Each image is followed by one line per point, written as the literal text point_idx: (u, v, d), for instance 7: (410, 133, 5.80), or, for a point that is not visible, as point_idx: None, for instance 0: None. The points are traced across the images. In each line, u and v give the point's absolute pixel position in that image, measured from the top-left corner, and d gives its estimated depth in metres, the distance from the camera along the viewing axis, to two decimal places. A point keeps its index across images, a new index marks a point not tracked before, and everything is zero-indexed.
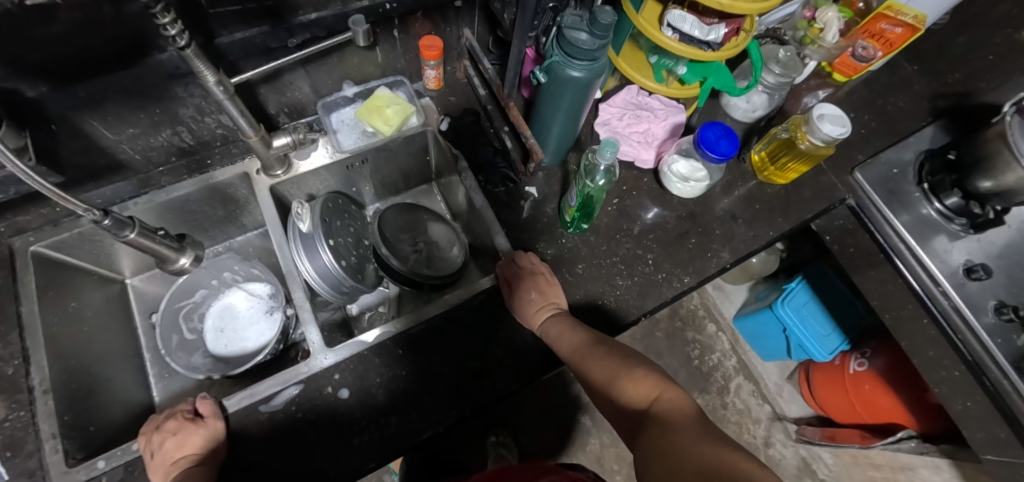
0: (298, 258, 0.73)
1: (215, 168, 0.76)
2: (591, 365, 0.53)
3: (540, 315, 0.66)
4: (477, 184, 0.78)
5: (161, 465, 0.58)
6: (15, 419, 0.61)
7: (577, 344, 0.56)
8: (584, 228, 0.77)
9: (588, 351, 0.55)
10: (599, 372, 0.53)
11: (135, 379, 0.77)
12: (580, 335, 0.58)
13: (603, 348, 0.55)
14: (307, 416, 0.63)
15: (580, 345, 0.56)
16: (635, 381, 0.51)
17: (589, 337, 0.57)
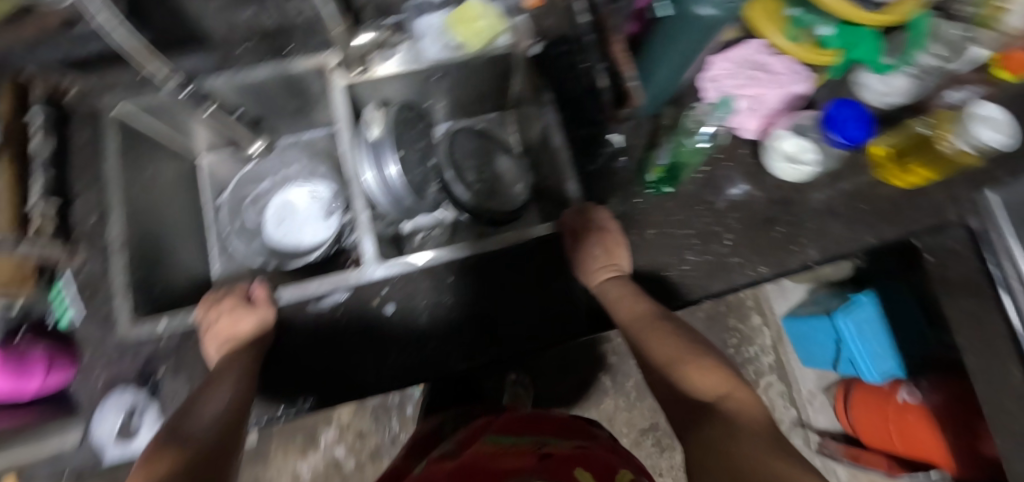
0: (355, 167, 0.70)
1: (294, 56, 0.71)
2: (653, 343, 0.51)
3: (602, 275, 0.62)
4: (559, 122, 0.72)
5: (215, 338, 0.60)
6: (94, 266, 0.65)
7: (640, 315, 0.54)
8: (667, 191, 0.71)
9: (653, 324, 0.52)
10: (662, 351, 0.51)
11: (198, 251, 0.81)
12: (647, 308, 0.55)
13: (671, 327, 0.52)
14: (351, 323, 0.64)
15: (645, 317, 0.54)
16: (701, 372, 0.48)
17: (655, 311, 0.54)
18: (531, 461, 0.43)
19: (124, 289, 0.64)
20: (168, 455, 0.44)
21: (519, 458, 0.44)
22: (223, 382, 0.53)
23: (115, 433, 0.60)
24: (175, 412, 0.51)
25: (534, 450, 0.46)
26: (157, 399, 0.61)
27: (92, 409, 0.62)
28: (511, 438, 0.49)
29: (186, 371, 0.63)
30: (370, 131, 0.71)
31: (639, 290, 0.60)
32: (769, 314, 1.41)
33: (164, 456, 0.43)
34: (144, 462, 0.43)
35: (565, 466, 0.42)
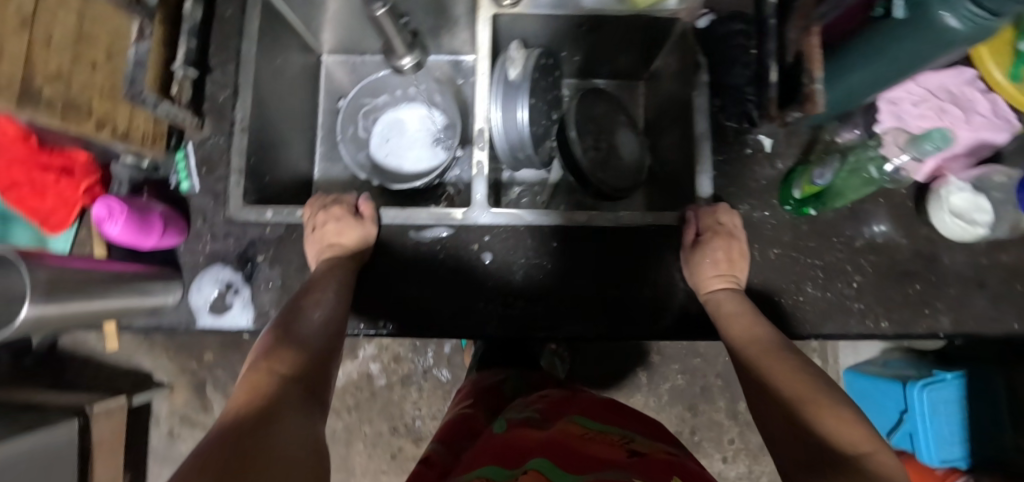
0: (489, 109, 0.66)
1: None
2: (769, 369, 0.47)
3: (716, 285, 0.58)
4: (708, 109, 0.66)
5: (316, 242, 0.60)
6: (217, 142, 0.66)
7: (757, 341, 0.50)
8: (806, 213, 0.64)
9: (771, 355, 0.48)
10: (779, 376, 0.45)
11: (305, 150, 0.81)
12: (763, 335, 0.51)
13: (786, 357, 0.47)
14: (447, 261, 0.63)
15: (763, 346, 0.49)
16: (822, 401, 0.42)
17: (774, 339, 0.50)
18: (622, 457, 0.42)
19: (239, 172, 0.64)
20: (284, 353, 0.45)
21: (609, 449, 0.43)
22: (328, 293, 0.55)
23: (210, 303, 0.64)
24: (282, 311, 0.53)
25: (622, 444, 0.44)
26: (250, 285, 0.64)
27: (192, 279, 0.65)
28: (597, 425, 0.48)
29: (282, 265, 0.64)
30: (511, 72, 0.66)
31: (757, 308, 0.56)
32: (830, 364, 1.18)
33: (284, 353, 0.45)
34: (264, 355, 0.45)
35: (660, 470, 0.40)
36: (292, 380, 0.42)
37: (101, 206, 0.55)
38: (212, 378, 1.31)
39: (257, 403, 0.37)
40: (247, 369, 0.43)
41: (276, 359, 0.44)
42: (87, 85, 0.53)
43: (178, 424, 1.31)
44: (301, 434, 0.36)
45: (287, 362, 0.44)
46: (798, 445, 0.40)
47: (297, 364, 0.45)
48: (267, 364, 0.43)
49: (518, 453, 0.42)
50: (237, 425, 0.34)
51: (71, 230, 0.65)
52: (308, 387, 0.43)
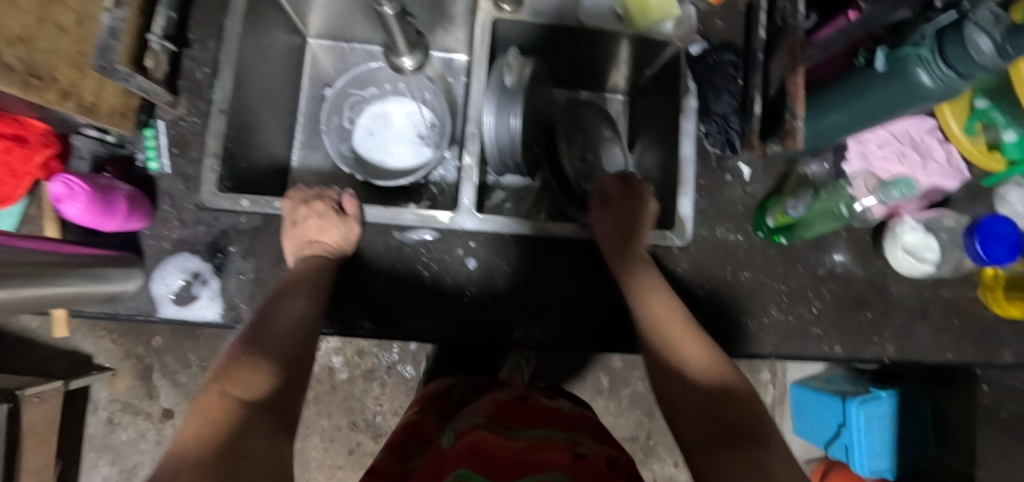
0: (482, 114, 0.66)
1: None
2: (682, 352, 0.49)
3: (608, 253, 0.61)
4: (694, 133, 0.68)
5: (295, 238, 0.58)
6: (191, 122, 0.62)
7: (678, 328, 0.51)
8: (779, 241, 0.67)
9: (684, 338, 0.50)
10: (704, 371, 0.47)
11: (283, 136, 0.78)
12: (677, 320, 0.52)
13: (698, 344, 0.50)
14: (430, 265, 0.63)
15: (676, 324, 0.52)
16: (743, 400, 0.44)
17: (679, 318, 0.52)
18: (566, 460, 0.44)
19: (215, 157, 0.61)
20: (259, 361, 0.44)
21: (556, 453, 0.45)
22: (305, 293, 0.54)
23: (174, 293, 0.60)
24: (252, 318, 0.51)
25: (568, 447, 0.47)
26: (219, 276, 0.61)
27: (154, 266, 0.61)
28: (543, 429, 0.50)
29: (256, 257, 0.61)
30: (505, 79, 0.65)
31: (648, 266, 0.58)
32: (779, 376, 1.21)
33: (249, 368, 0.43)
34: (223, 370, 0.43)
35: (597, 473, 0.43)
36: (265, 397, 0.41)
37: (59, 185, 0.51)
38: (159, 364, 1.26)
39: (224, 422, 0.37)
40: (209, 385, 0.41)
41: (250, 370, 0.43)
42: (50, 51, 0.49)
43: (119, 411, 1.25)
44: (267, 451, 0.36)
45: (261, 373, 0.43)
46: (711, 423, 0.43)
47: (274, 377, 0.44)
48: (236, 376, 0.42)
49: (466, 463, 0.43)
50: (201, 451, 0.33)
51: (21, 205, 0.60)
52: (278, 404, 0.42)
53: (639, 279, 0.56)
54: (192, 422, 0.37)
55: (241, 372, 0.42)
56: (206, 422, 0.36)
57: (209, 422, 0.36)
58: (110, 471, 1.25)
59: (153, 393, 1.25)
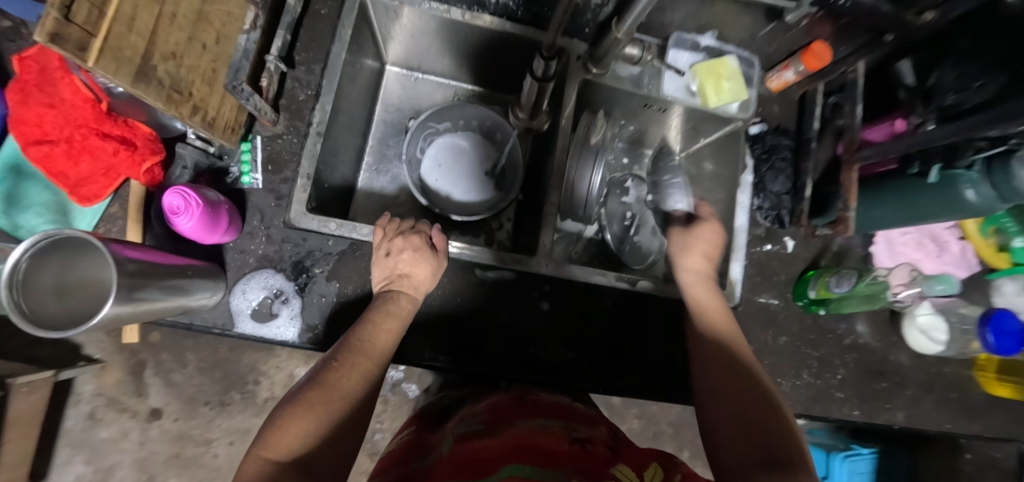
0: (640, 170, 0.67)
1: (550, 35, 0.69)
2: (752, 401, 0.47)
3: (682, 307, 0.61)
4: (750, 205, 0.75)
5: (387, 267, 0.60)
6: (289, 141, 0.64)
7: (720, 367, 0.52)
8: (815, 311, 0.74)
9: (732, 390, 0.49)
10: (734, 408, 0.47)
11: (354, 156, 0.79)
12: (734, 362, 0.52)
13: (751, 387, 0.49)
14: (506, 304, 0.67)
15: (728, 377, 0.51)
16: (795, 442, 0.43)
17: (742, 372, 0.51)
18: (563, 445, 0.42)
19: (308, 178, 0.62)
20: (308, 412, 0.45)
21: (552, 441, 0.43)
22: (371, 340, 0.53)
23: (254, 308, 0.61)
24: (331, 350, 0.53)
25: (566, 434, 0.45)
26: (302, 296, 0.61)
27: (236, 279, 0.61)
28: (541, 420, 0.48)
29: (340, 281, 0.63)
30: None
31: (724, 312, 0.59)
32: None
33: (300, 417, 0.44)
34: (277, 418, 0.45)
35: (597, 461, 0.41)
36: (300, 453, 0.43)
37: (175, 197, 0.52)
38: (153, 361, 1.06)
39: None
40: (255, 445, 0.43)
41: (293, 428, 0.44)
42: (193, 67, 0.52)
43: (103, 407, 1.09)
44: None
45: (302, 428, 0.44)
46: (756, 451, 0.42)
47: (316, 433, 0.44)
48: (275, 435, 0.43)
49: (467, 467, 0.38)
50: None
51: (105, 204, 0.60)
52: (315, 463, 0.43)
53: (712, 322, 0.57)
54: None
55: (284, 428, 0.43)
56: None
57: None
58: (84, 471, 1.10)
59: (143, 391, 1.08)
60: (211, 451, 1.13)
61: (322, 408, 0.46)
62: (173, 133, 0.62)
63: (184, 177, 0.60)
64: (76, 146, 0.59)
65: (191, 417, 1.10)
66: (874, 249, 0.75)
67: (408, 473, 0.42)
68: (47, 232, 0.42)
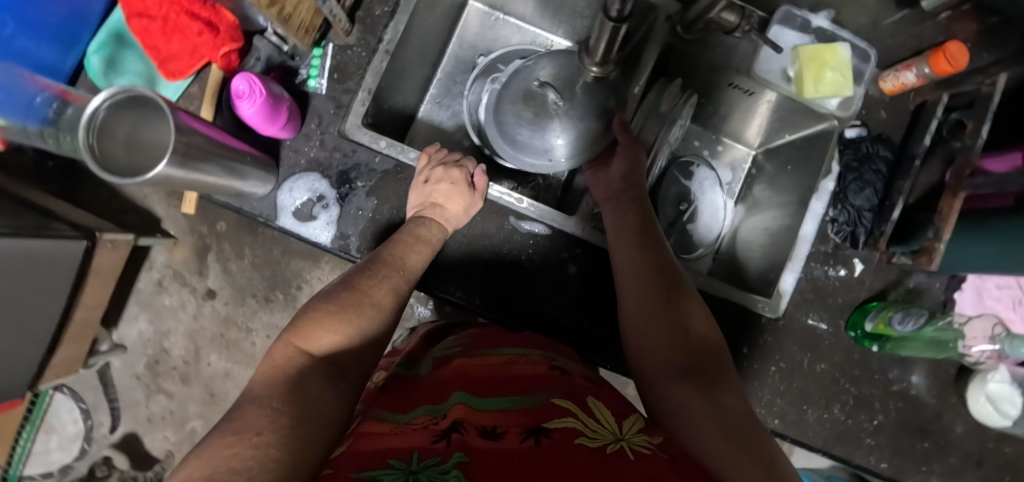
0: (515, 116, 0.65)
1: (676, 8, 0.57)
2: (680, 304, 0.50)
3: (612, 222, 0.59)
4: (822, 216, 0.67)
5: (422, 193, 0.61)
6: (357, 54, 0.65)
7: (635, 284, 0.53)
8: (870, 347, 0.67)
9: (655, 309, 0.49)
10: (654, 326, 0.49)
11: (418, 84, 0.79)
12: (651, 277, 0.52)
13: (671, 299, 0.50)
14: (532, 258, 0.65)
15: (645, 291, 0.51)
16: (705, 337, 0.47)
17: (660, 281, 0.51)
18: (544, 372, 0.45)
19: (368, 91, 0.63)
20: (341, 314, 0.45)
21: (529, 370, 0.46)
22: (402, 256, 0.54)
23: (296, 207, 0.64)
24: (367, 257, 0.53)
25: (547, 363, 0.47)
26: (341, 205, 0.63)
27: (286, 177, 0.64)
28: (521, 349, 0.51)
29: (378, 199, 0.64)
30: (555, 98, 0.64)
31: (648, 220, 0.58)
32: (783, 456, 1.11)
33: (330, 316, 0.45)
34: (296, 321, 0.44)
35: (574, 390, 0.42)
36: (330, 352, 0.43)
37: (242, 82, 0.54)
38: (216, 247, 1.15)
39: (285, 377, 0.38)
40: (286, 336, 0.43)
41: (326, 325, 0.44)
42: None
43: (169, 278, 1.21)
44: (319, 399, 0.37)
45: (335, 329, 0.44)
46: (680, 354, 0.46)
47: (348, 334, 0.45)
48: (309, 328, 0.43)
49: (450, 387, 0.43)
50: (264, 383, 0.37)
51: (186, 82, 0.66)
52: (341, 360, 0.43)
53: (629, 210, 0.59)
54: (265, 368, 0.39)
55: (316, 323, 0.44)
56: (271, 367, 0.39)
57: (274, 374, 0.38)
58: (146, 329, 1.22)
59: (204, 272, 1.19)
60: (251, 339, 1.21)
61: (356, 311, 0.46)
62: (255, 27, 0.66)
63: (257, 67, 0.65)
64: (171, 24, 0.64)
65: (239, 304, 1.19)
66: (957, 295, 0.66)
67: (401, 391, 0.47)
68: (122, 87, 0.45)
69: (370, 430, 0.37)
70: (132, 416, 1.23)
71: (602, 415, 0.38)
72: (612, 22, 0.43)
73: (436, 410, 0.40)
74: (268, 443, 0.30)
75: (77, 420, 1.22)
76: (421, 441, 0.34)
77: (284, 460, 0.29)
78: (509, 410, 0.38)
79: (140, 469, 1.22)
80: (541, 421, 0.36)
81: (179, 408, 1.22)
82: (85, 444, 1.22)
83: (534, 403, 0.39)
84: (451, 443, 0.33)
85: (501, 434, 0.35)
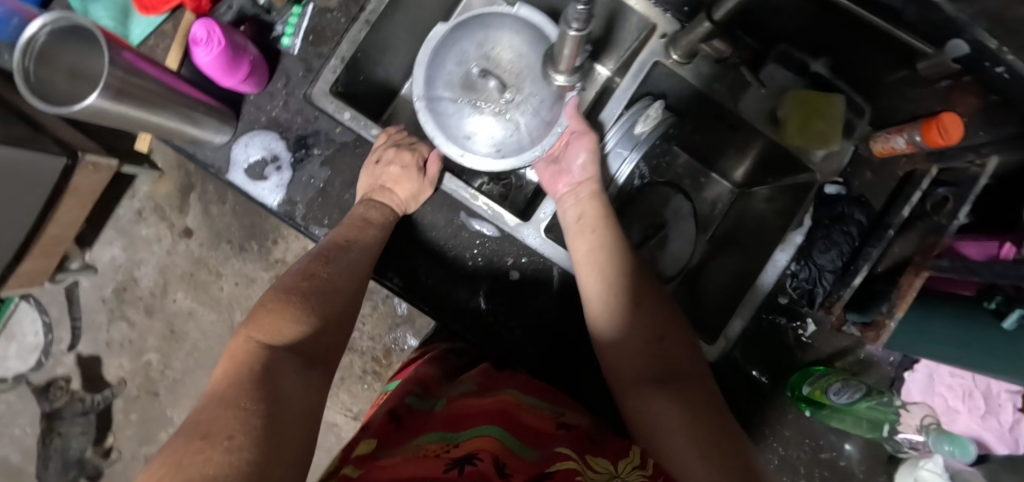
0: (453, 104, 0.66)
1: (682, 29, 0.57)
2: (644, 307, 0.53)
3: (574, 212, 0.60)
4: (783, 268, 0.65)
5: (371, 176, 0.60)
6: (336, 20, 0.63)
7: (599, 289, 0.54)
8: (804, 410, 0.64)
9: (627, 312, 0.53)
10: (632, 340, 0.52)
11: (407, 61, 0.77)
12: (619, 279, 0.54)
13: (637, 301, 0.54)
14: (478, 258, 0.63)
15: (615, 299, 0.54)
16: (670, 337, 0.52)
17: (627, 287, 0.54)
18: (553, 428, 0.48)
19: (340, 59, 0.61)
20: (296, 306, 0.48)
21: (537, 420, 0.48)
22: (353, 241, 0.56)
23: (249, 164, 0.63)
24: (323, 243, 0.56)
25: (553, 419, 0.50)
26: (293, 170, 0.62)
27: (243, 131, 0.63)
28: (528, 396, 0.53)
29: (334, 171, 0.63)
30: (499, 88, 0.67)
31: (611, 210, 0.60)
32: None
33: (281, 310, 0.47)
34: (252, 315, 0.46)
35: (570, 440, 0.46)
36: (294, 342, 0.45)
37: (200, 27, 0.53)
38: (200, 187, 1.18)
39: (251, 367, 0.40)
40: (246, 328, 0.45)
41: (287, 319, 0.46)
42: None
43: (149, 209, 1.21)
44: (291, 398, 0.38)
45: (297, 319, 0.46)
46: (652, 360, 0.51)
47: (309, 323, 0.47)
48: (268, 322, 0.45)
49: (470, 420, 0.47)
50: (230, 380, 0.38)
51: (159, 18, 0.67)
52: (307, 348, 0.45)
53: (597, 203, 0.59)
54: (227, 363, 0.41)
55: (272, 316, 0.46)
56: (232, 363, 0.41)
57: (241, 367, 0.40)
58: (118, 255, 1.23)
59: (184, 209, 1.19)
60: (219, 283, 1.21)
61: (316, 299, 0.50)
62: None
63: (228, 15, 0.64)
64: None
65: (212, 248, 1.19)
66: (907, 376, 0.64)
67: (397, 427, 0.49)
68: (64, 13, 0.44)
69: (383, 462, 0.41)
70: (92, 338, 1.24)
71: (599, 463, 0.43)
72: (574, 31, 0.41)
73: (447, 438, 0.44)
74: (239, 447, 0.31)
75: (37, 332, 1.23)
76: (433, 470, 0.38)
77: (257, 462, 0.31)
78: (510, 448, 0.42)
79: (91, 391, 1.24)
80: (545, 467, 0.40)
81: (139, 339, 1.24)
82: (41, 357, 1.22)
83: (544, 453, 0.43)
84: (464, 472, 0.37)
85: (510, 472, 0.38)
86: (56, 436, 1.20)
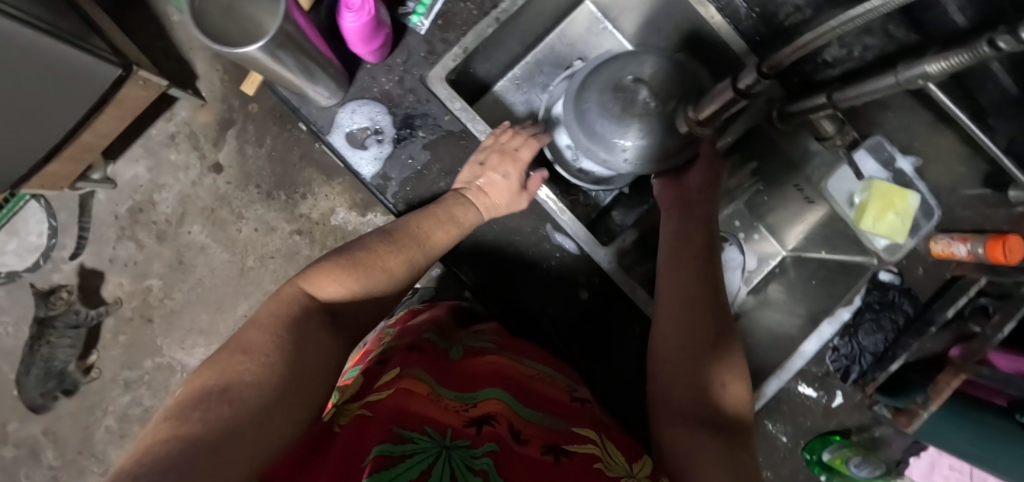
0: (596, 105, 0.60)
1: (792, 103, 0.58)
2: (717, 347, 0.53)
3: (670, 238, 0.61)
4: (828, 340, 0.68)
5: (471, 171, 0.61)
6: (465, 11, 0.64)
7: (674, 311, 0.56)
8: (819, 473, 0.70)
9: (697, 347, 0.53)
10: (682, 367, 0.53)
11: (506, 60, 0.78)
12: (698, 308, 0.55)
13: (715, 345, 0.53)
14: (552, 269, 0.65)
15: (690, 331, 0.54)
16: (721, 368, 0.52)
17: (706, 322, 0.54)
18: (564, 398, 0.52)
19: (462, 50, 0.61)
20: (350, 270, 0.48)
21: (555, 391, 0.52)
22: (428, 233, 0.55)
23: (352, 130, 0.63)
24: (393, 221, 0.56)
25: (569, 390, 0.55)
26: (394, 146, 0.62)
27: (352, 97, 0.64)
28: (546, 367, 0.57)
29: (431, 155, 0.63)
30: (647, 99, 0.58)
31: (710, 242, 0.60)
32: None
33: (335, 269, 0.48)
34: (305, 271, 0.47)
35: (584, 416, 0.50)
36: (333, 303, 0.46)
37: None
38: (241, 125, 1.16)
39: (293, 317, 0.41)
40: (296, 278, 0.46)
41: (336, 277, 0.47)
42: None
43: (185, 136, 1.18)
44: (319, 348, 0.41)
45: (341, 281, 0.47)
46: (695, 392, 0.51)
47: (355, 289, 0.48)
48: (319, 275, 0.46)
49: (487, 380, 0.49)
50: (275, 326, 0.39)
51: None
52: (341, 313, 0.47)
53: (698, 234, 0.60)
54: (272, 306, 0.42)
55: (326, 273, 0.47)
56: (280, 308, 0.42)
57: (281, 315, 0.41)
58: (142, 174, 1.19)
59: (221, 144, 1.17)
60: (238, 225, 1.19)
61: (366, 271, 0.49)
62: None
63: None
64: None
65: (241, 188, 1.18)
66: (913, 460, 0.69)
67: (432, 357, 0.53)
68: None
69: (411, 387, 0.43)
70: (96, 251, 1.20)
71: (612, 451, 0.46)
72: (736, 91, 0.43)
73: (468, 398, 0.46)
74: (272, 364, 0.36)
75: (42, 234, 1.17)
76: (455, 422, 0.40)
77: (272, 405, 0.33)
78: (529, 419, 0.44)
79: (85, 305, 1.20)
80: (562, 442, 0.43)
81: (144, 263, 1.20)
82: (40, 259, 1.18)
83: (559, 426, 0.46)
84: (483, 432, 0.40)
85: (523, 440, 0.41)
86: (43, 343, 1.15)
